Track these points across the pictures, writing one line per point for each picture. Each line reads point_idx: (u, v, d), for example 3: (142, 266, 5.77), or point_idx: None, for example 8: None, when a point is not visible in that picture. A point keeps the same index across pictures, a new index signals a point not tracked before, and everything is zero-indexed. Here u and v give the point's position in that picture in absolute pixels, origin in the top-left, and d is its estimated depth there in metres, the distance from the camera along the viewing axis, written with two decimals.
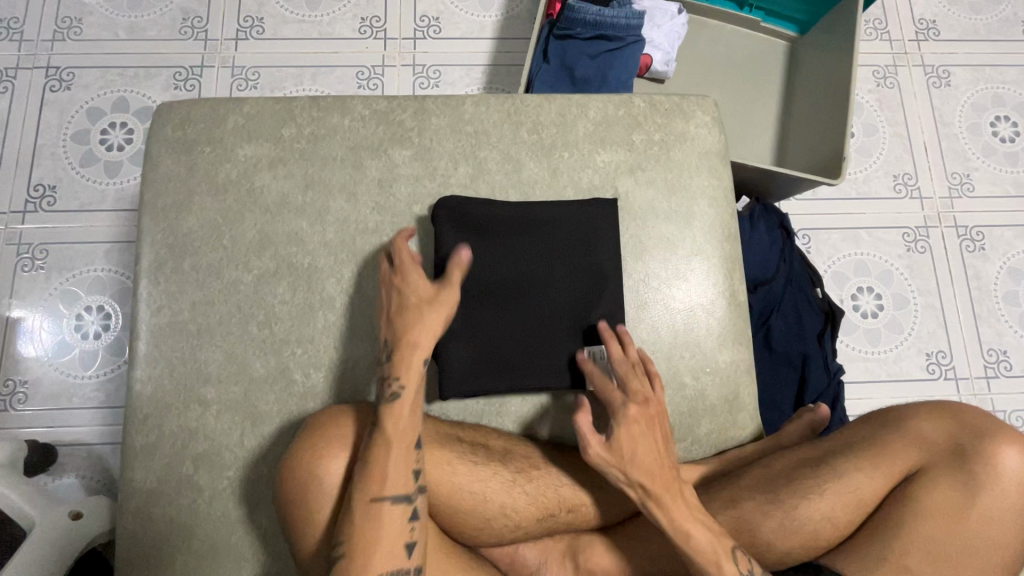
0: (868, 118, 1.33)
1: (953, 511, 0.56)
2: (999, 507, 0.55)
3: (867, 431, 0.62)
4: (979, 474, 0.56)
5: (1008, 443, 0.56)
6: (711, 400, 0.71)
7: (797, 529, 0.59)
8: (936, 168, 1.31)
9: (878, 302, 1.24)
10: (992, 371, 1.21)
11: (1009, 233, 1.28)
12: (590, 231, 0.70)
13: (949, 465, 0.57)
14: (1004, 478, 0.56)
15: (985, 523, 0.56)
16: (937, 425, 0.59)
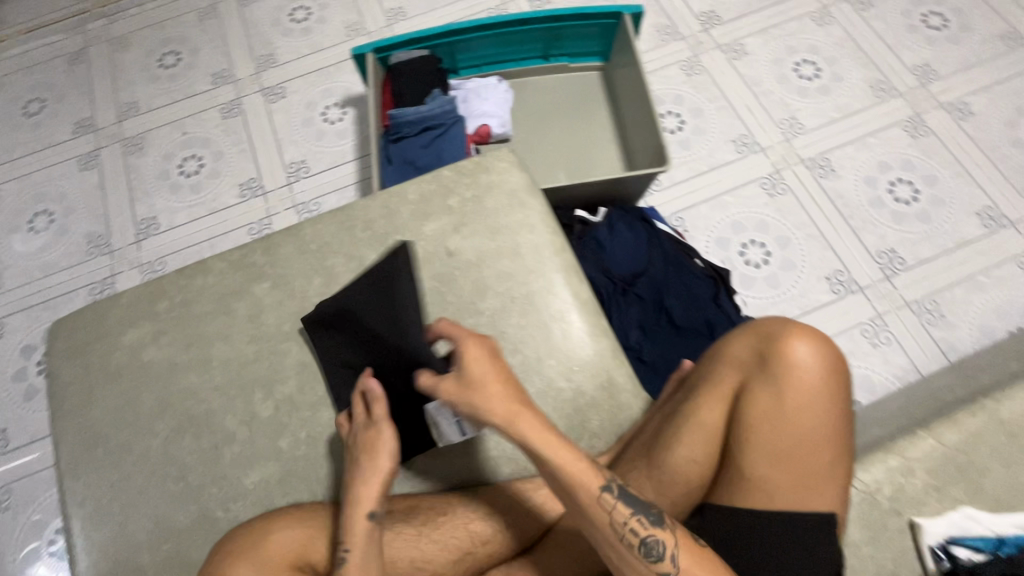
0: (691, 104, 1.50)
1: (774, 415, 0.60)
2: (807, 396, 0.59)
3: (701, 371, 0.67)
4: (781, 373, 0.60)
5: (796, 336, 0.60)
6: (590, 393, 0.77)
7: (670, 479, 0.65)
8: (765, 121, 1.46)
9: (764, 250, 1.33)
10: (889, 271, 1.29)
11: (849, 149, 1.41)
12: (392, 282, 0.72)
13: (759, 375, 0.61)
14: (806, 369, 0.59)
15: (808, 414, 0.59)
16: (741, 344, 0.63)
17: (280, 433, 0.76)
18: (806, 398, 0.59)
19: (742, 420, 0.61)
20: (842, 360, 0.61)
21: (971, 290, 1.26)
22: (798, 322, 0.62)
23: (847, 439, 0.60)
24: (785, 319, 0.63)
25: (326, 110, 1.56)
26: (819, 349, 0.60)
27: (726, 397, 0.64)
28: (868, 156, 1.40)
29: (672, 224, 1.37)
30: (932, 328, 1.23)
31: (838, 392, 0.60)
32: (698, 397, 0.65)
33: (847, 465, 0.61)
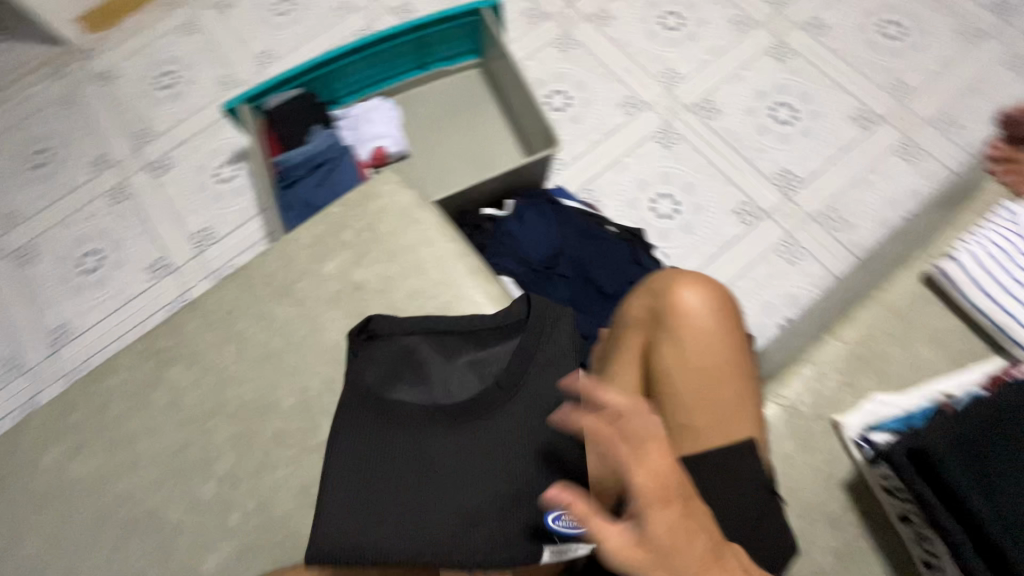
0: (573, 78, 1.53)
1: (680, 362, 0.63)
2: (703, 336, 0.64)
3: (612, 342, 0.72)
4: (675, 322, 0.64)
5: (679, 286, 0.66)
6: None
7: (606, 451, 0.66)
8: (646, 78, 1.51)
9: (673, 201, 1.38)
10: (789, 190, 1.36)
11: (727, 86, 1.48)
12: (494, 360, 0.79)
13: (659, 329, 0.66)
14: (697, 310, 0.65)
15: (709, 350, 0.63)
16: (637, 304, 0.69)
17: (229, 509, 0.75)
18: (704, 335, 0.64)
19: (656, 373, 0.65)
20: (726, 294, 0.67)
21: (863, 189, 1.34)
22: (678, 273, 0.68)
23: (747, 365, 0.66)
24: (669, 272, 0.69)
25: (219, 170, 1.52)
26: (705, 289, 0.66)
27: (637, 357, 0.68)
28: (745, 88, 1.47)
29: (583, 198, 1.41)
30: (838, 233, 1.31)
31: (730, 325, 0.65)
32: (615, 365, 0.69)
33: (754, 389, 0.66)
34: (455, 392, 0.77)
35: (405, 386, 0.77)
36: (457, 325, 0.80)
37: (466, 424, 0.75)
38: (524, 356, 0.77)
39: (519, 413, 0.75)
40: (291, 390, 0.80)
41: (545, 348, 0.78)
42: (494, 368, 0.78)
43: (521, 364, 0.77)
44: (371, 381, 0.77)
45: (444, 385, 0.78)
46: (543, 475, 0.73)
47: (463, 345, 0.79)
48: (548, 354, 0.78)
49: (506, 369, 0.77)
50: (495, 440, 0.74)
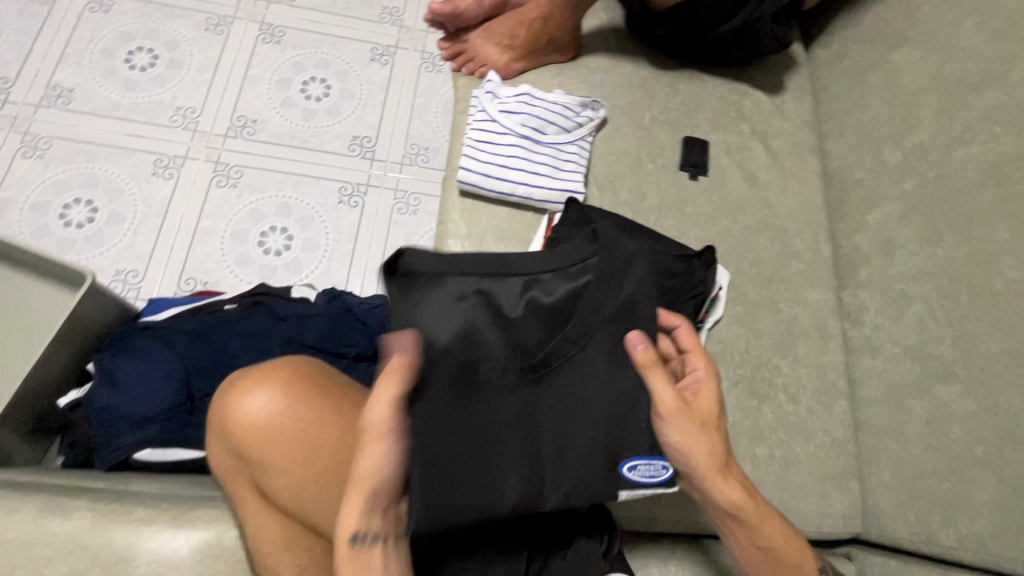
0: (77, 178, 1.23)
1: (287, 467, 0.59)
2: (286, 425, 0.59)
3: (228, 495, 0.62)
4: (251, 440, 0.58)
5: (235, 401, 0.59)
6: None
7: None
8: (160, 131, 1.29)
9: (282, 232, 1.25)
10: (369, 154, 1.34)
11: (247, 94, 1.35)
12: (552, 312, 0.62)
13: (245, 458, 0.59)
14: (272, 415, 0.59)
15: (304, 430, 0.59)
16: (215, 452, 0.60)
17: None
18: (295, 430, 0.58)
19: (281, 497, 0.59)
20: (298, 366, 0.62)
21: (421, 114, 1.40)
22: (225, 389, 0.61)
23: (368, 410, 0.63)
24: (228, 386, 0.61)
25: None
26: (268, 384, 0.60)
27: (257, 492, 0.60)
28: (265, 85, 1.37)
29: (188, 290, 1.18)
30: (430, 162, 1.36)
31: (302, 393, 0.61)
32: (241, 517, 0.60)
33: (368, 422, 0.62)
34: (533, 343, 0.61)
35: (473, 334, 0.57)
36: (509, 271, 0.61)
37: (533, 382, 0.60)
38: (605, 308, 0.64)
39: (578, 380, 0.61)
40: None
41: (613, 293, 0.64)
42: (561, 317, 0.62)
43: (621, 326, 0.65)
44: (447, 324, 0.56)
45: (509, 342, 0.59)
46: (603, 429, 0.61)
47: (527, 283, 0.62)
48: (614, 305, 0.64)
49: (574, 321, 0.63)
50: (563, 405, 0.60)
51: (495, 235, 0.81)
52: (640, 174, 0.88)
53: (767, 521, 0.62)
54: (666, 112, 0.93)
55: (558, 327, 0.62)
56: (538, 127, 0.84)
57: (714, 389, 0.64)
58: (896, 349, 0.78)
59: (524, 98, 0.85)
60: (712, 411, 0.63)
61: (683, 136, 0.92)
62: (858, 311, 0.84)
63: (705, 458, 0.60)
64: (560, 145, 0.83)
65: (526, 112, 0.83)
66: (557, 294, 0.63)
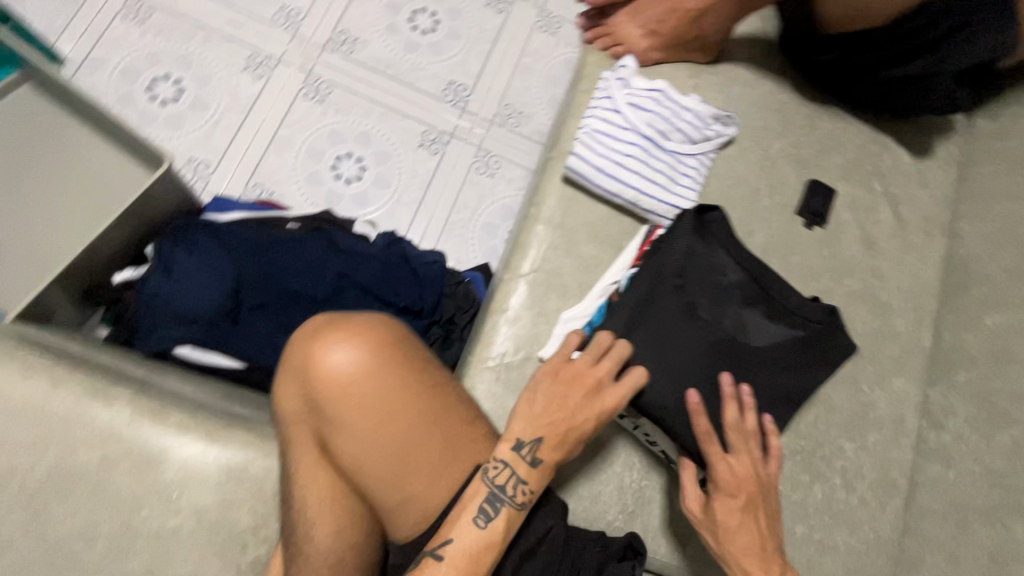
0: (171, 55, 1.20)
1: (358, 433, 0.56)
2: (371, 391, 0.56)
3: (282, 438, 0.60)
4: (331, 396, 0.56)
5: (326, 350, 0.57)
6: (211, 500, 0.62)
7: (338, 558, 0.57)
8: (259, 27, 1.24)
9: (356, 161, 1.22)
10: (462, 103, 1.28)
11: (355, 9, 1.29)
12: (766, 329, 0.66)
13: (319, 412, 0.57)
14: (352, 374, 0.56)
15: (386, 401, 0.56)
16: (289, 392, 0.58)
17: None
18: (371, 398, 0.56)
19: (340, 459, 0.57)
20: (394, 333, 0.59)
21: (523, 76, 1.33)
22: (318, 334, 0.58)
23: (444, 393, 0.59)
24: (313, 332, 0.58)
25: None
26: (364, 342, 0.58)
27: (318, 442, 0.58)
28: (375, 5, 1.30)
29: (254, 195, 1.16)
30: (520, 128, 1.30)
31: (390, 364, 0.57)
32: (293, 463, 0.59)
33: (447, 406, 0.59)
34: (748, 319, 0.66)
35: (705, 282, 0.66)
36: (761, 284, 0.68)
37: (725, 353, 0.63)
38: (802, 356, 0.66)
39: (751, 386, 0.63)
40: None
41: (820, 355, 0.66)
42: (768, 333, 0.65)
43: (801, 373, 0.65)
44: (695, 257, 0.67)
45: (726, 310, 0.65)
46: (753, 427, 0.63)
47: (760, 292, 0.67)
48: (805, 360, 0.66)
49: (778, 348, 0.65)
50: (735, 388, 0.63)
51: (588, 232, 0.76)
52: (753, 207, 0.81)
53: None
54: (798, 147, 0.85)
55: (765, 343, 0.65)
56: (663, 131, 0.77)
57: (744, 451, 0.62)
58: (975, 467, 0.72)
59: (656, 94, 0.78)
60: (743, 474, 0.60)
61: (809, 178, 0.84)
62: (942, 415, 0.78)
63: (732, 514, 0.59)
64: (682, 155, 0.77)
65: (655, 110, 0.77)
66: (775, 321, 0.66)
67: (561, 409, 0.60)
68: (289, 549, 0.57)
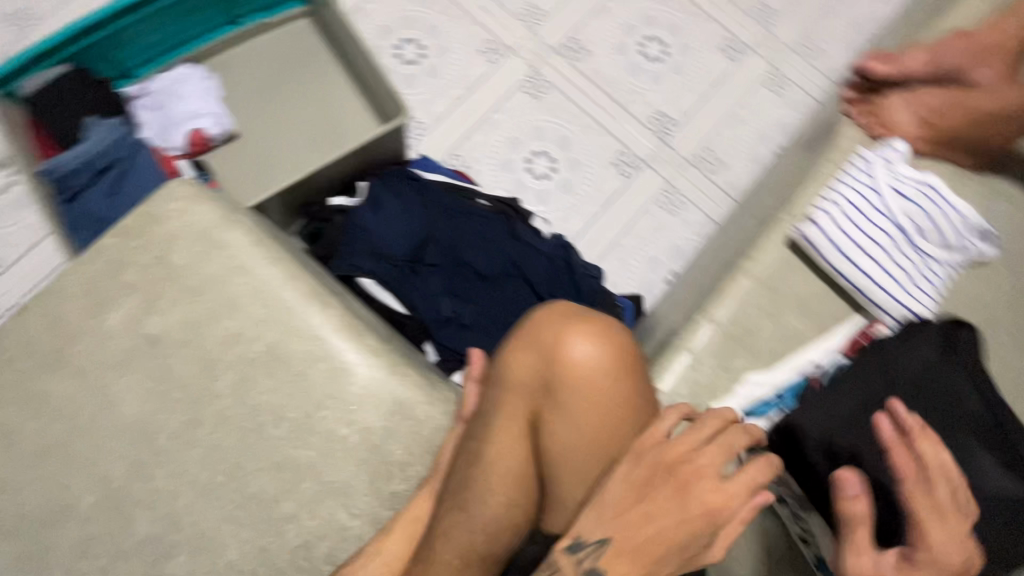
0: (423, 23, 1.32)
1: (575, 421, 0.64)
2: (597, 391, 0.64)
3: (492, 395, 0.69)
4: (563, 385, 0.64)
5: (574, 337, 0.64)
6: (379, 425, 0.67)
7: (503, 513, 0.66)
8: (504, 17, 1.33)
9: (549, 159, 1.27)
10: (665, 135, 1.29)
11: (593, 21, 1.34)
12: (996, 475, 0.61)
13: (546, 392, 0.65)
14: (591, 366, 0.64)
15: (605, 404, 0.64)
16: (525, 363, 0.66)
17: None
18: (599, 398, 0.64)
19: (546, 434, 0.65)
20: (627, 347, 0.66)
21: (734, 126, 1.30)
22: (570, 322, 0.65)
23: (646, 413, 0.66)
24: (561, 319, 0.66)
25: None
26: (605, 344, 0.64)
27: (528, 412, 0.67)
28: (612, 23, 1.35)
29: (453, 164, 1.25)
30: (714, 174, 1.27)
31: (621, 372, 0.64)
32: (500, 422, 0.67)
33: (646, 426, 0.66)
34: (975, 455, 0.62)
35: (937, 400, 0.65)
36: (1005, 429, 0.64)
37: None
38: None
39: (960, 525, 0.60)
40: (84, 490, 0.63)
41: None
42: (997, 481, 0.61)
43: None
44: (934, 373, 0.66)
45: (953, 438, 0.63)
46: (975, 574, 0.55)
47: (997, 435, 0.63)
48: None
49: (1006, 500, 0.60)
50: None
51: (796, 305, 0.75)
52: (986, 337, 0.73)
53: None
54: None
55: (990, 489, 0.60)
56: (919, 227, 0.74)
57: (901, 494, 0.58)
58: None
59: (925, 187, 0.75)
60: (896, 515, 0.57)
61: None
62: None
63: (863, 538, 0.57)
64: (930, 258, 0.74)
65: (920, 205, 0.74)
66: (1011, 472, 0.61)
67: (665, 507, 0.58)
68: (462, 485, 0.66)
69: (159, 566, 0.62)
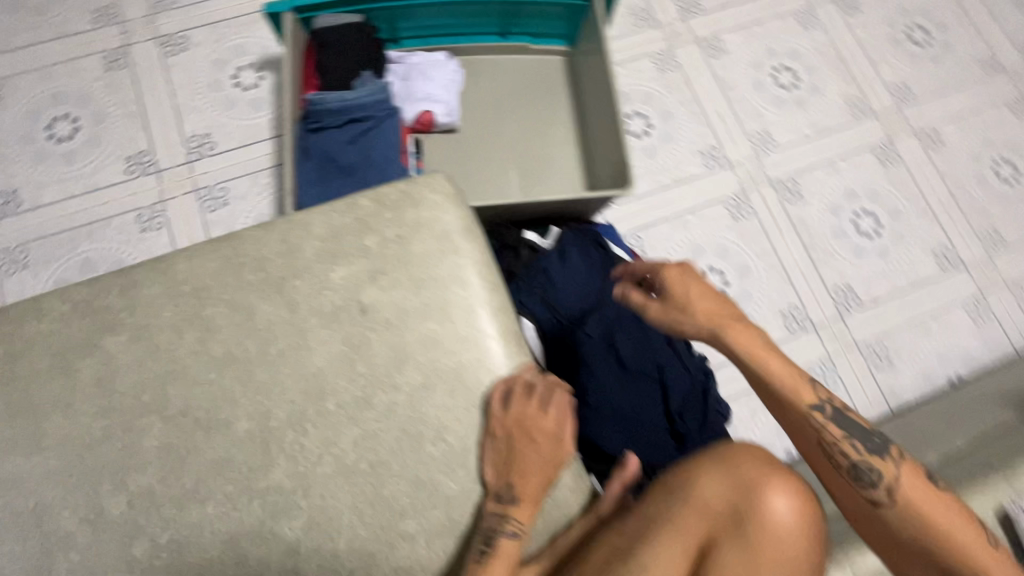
0: (661, 105, 1.35)
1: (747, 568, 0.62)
2: (780, 553, 0.62)
3: (658, 503, 0.67)
4: (755, 531, 0.62)
5: (775, 491, 0.63)
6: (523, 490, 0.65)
7: None
8: (737, 133, 1.34)
9: (722, 280, 1.25)
10: (845, 310, 1.24)
11: (818, 173, 1.33)
12: None
13: (731, 530, 0.63)
14: (785, 522, 0.63)
15: (783, 559, 0.62)
16: (719, 490, 0.65)
17: (138, 524, 0.61)
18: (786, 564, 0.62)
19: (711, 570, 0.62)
20: (815, 521, 0.64)
21: (919, 334, 1.23)
22: (777, 472, 0.65)
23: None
24: (763, 463, 0.66)
25: (238, 73, 1.29)
26: (801, 502, 0.64)
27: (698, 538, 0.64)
28: (836, 182, 1.32)
29: (630, 243, 1.25)
30: (879, 371, 1.21)
31: (805, 543, 0.63)
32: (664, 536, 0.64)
33: None
34: None
35: None
36: None
37: None
38: None
39: None
40: (244, 415, 0.64)
41: None
42: None
43: None
44: None
45: None
46: None
47: None
48: None
49: None
50: None
51: None
52: None
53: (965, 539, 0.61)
54: None
55: None
56: None
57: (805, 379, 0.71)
58: None
59: None
60: (761, 380, 0.71)
61: None
62: None
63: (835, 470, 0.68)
64: None
65: None
66: None
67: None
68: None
69: (275, 520, 0.62)
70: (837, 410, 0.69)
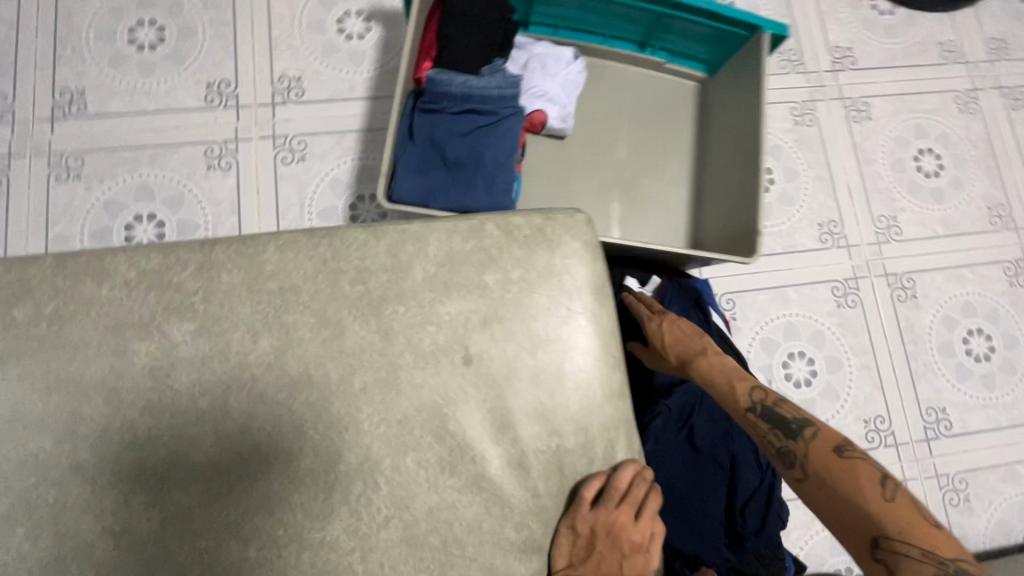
0: (788, 162, 1.22)
1: None
2: None
3: None
4: None
5: None
6: None
7: None
8: (862, 212, 1.22)
9: (810, 368, 1.14)
10: (932, 433, 1.13)
11: (939, 277, 1.20)
12: None
13: None
14: None
15: None
16: None
17: (167, 548, 0.53)
18: None
19: None
20: None
21: (1005, 477, 1.13)
22: None
23: None
24: None
25: (344, 18, 1.17)
26: None
27: None
28: (956, 292, 1.20)
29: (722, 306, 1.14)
30: (952, 508, 1.11)
31: None
32: None
33: None
34: None
35: None
36: None
37: None
38: None
39: None
40: (310, 451, 0.55)
41: None
42: None
43: None
44: None
45: None
46: None
47: None
48: None
49: None
50: None
51: None
52: None
53: (863, 492, 0.63)
54: None
55: None
56: None
57: (744, 381, 0.80)
58: None
59: None
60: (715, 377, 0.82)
61: None
62: None
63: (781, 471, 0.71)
64: None
65: None
66: None
67: None
68: None
69: None
70: (770, 407, 0.75)
